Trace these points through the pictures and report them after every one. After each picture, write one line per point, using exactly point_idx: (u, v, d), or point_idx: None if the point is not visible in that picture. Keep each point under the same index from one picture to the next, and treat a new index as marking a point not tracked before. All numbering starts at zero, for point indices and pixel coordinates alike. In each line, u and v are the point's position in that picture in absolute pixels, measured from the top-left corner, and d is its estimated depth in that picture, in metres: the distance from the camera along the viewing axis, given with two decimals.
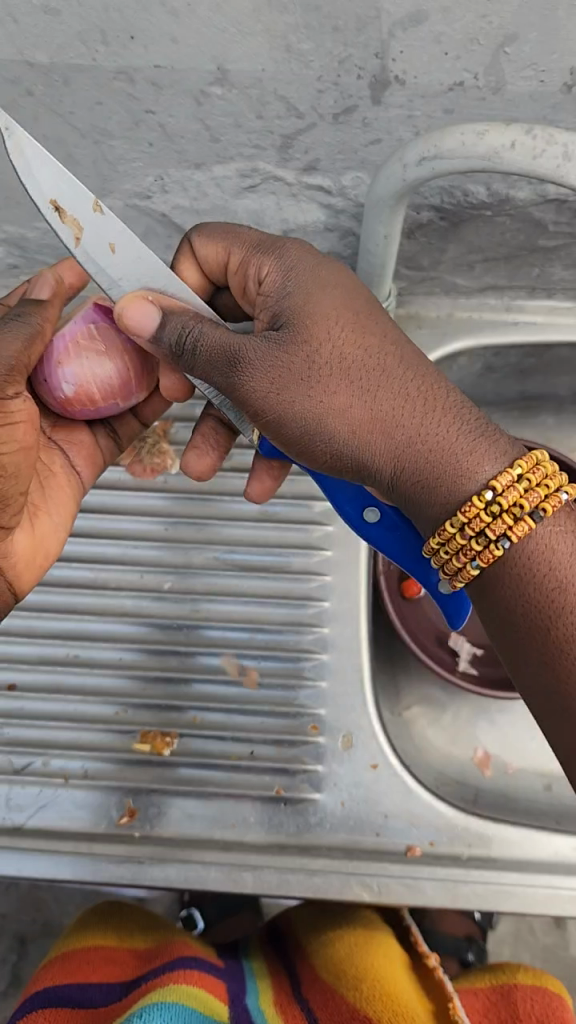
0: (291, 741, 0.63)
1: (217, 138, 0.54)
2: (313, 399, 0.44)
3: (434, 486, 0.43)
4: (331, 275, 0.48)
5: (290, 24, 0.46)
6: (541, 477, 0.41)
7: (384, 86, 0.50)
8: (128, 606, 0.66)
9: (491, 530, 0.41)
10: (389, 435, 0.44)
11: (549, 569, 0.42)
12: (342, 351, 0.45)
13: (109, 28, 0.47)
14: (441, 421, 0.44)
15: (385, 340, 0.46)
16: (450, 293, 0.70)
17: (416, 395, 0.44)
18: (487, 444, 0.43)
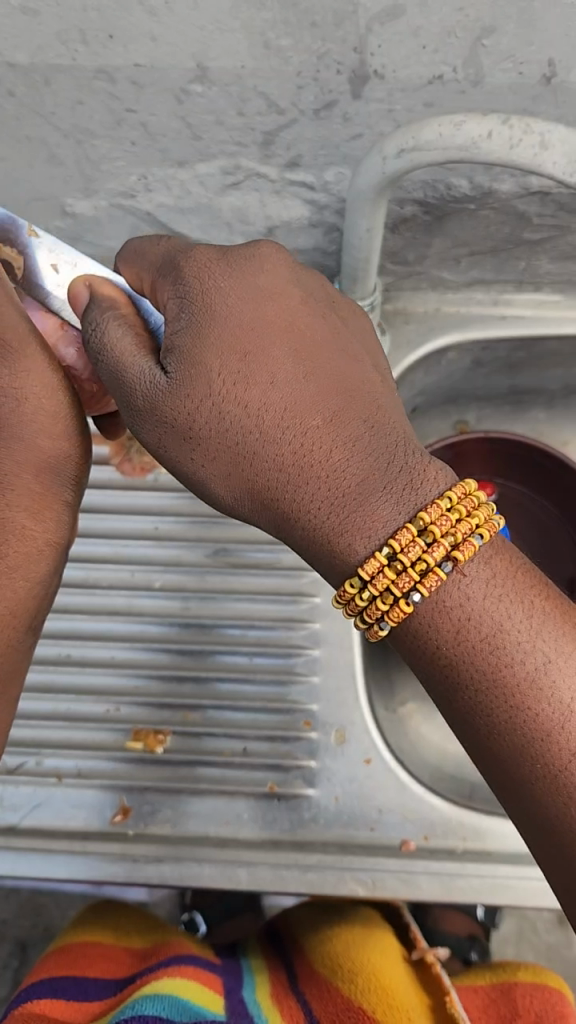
0: (283, 737, 0.63)
1: (199, 136, 0.55)
2: (194, 465, 0.46)
3: (316, 554, 0.44)
4: (223, 304, 0.46)
5: (268, 20, 0.46)
6: (414, 555, 0.40)
7: (363, 80, 0.50)
8: (122, 604, 0.66)
9: (367, 613, 0.42)
10: (268, 497, 0.44)
11: (436, 644, 0.41)
12: (219, 409, 0.44)
13: (88, 28, 0.47)
14: (316, 494, 0.43)
15: (268, 391, 0.45)
16: (437, 288, 0.70)
17: (291, 462, 0.44)
18: (373, 513, 0.42)
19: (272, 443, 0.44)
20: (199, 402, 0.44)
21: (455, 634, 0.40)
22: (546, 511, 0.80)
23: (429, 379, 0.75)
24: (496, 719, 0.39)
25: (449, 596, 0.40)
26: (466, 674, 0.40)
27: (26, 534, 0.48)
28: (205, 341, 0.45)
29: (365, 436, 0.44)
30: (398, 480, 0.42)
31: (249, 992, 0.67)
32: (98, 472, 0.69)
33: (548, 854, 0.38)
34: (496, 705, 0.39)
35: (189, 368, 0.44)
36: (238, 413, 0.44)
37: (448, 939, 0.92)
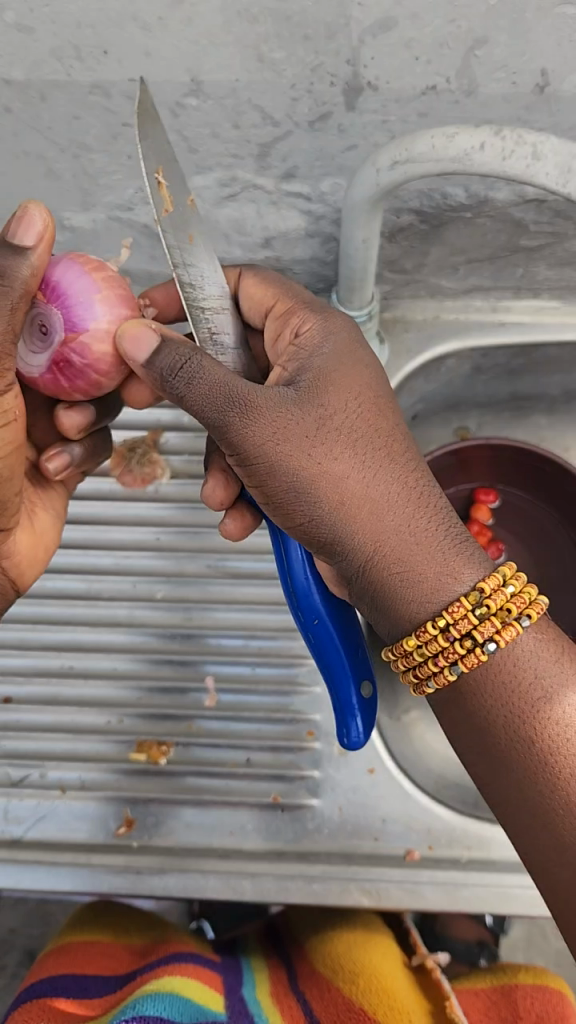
0: (287, 746, 0.63)
1: (194, 149, 0.55)
2: (307, 468, 0.45)
3: (411, 582, 0.44)
4: (350, 367, 0.49)
5: (261, 33, 0.47)
6: (524, 583, 0.43)
7: (357, 92, 0.50)
8: (125, 615, 0.66)
9: (479, 632, 0.42)
10: (373, 520, 0.45)
11: (523, 685, 0.43)
12: (348, 428, 0.46)
13: (83, 44, 0.48)
14: (425, 521, 0.45)
15: (391, 428, 0.48)
16: (436, 296, 0.70)
17: (407, 489, 0.46)
18: (471, 557, 0.45)
19: (376, 489, 0.46)
20: (314, 434, 0.46)
21: (542, 677, 0.43)
22: (547, 517, 0.80)
23: (429, 386, 0.75)
24: (545, 785, 0.42)
25: (537, 642, 0.44)
26: (548, 719, 0.42)
27: None
28: (328, 388, 0.47)
29: (448, 507, 0.47)
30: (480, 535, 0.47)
31: (249, 990, 0.66)
32: (98, 482, 0.69)
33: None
34: (539, 768, 0.42)
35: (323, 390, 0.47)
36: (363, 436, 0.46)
37: (456, 947, 0.92)
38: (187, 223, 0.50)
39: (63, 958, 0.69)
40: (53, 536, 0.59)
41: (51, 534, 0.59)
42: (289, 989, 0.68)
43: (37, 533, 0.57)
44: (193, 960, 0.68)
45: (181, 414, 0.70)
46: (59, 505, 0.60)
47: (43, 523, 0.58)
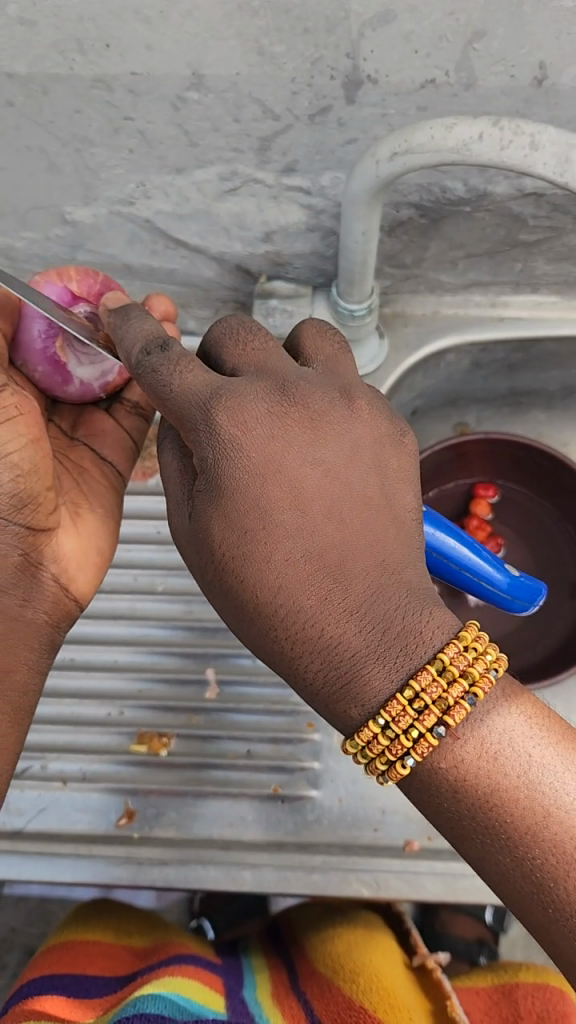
0: (287, 737, 0.63)
1: (195, 142, 0.55)
2: (217, 552, 0.42)
3: (327, 692, 0.39)
4: (237, 451, 0.42)
5: (262, 26, 0.47)
6: (465, 659, 0.36)
7: (357, 85, 0.50)
8: (126, 608, 0.66)
9: (423, 723, 0.36)
10: (283, 626, 0.40)
11: (471, 789, 0.36)
12: (253, 503, 0.41)
13: (84, 38, 0.48)
14: (333, 625, 0.39)
15: (306, 500, 0.41)
16: (435, 291, 0.71)
17: (316, 589, 0.40)
18: (367, 685, 0.38)
19: (272, 604, 0.41)
20: (206, 560, 0.43)
21: (501, 770, 0.36)
22: (546, 512, 0.80)
23: (429, 381, 0.75)
24: (526, 870, 0.35)
25: (489, 733, 0.37)
26: (508, 820, 0.36)
27: None
28: (241, 449, 0.42)
29: (363, 600, 0.39)
30: (393, 646, 0.38)
31: (251, 992, 0.67)
32: None
33: None
34: (513, 874, 0.36)
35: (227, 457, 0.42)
36: (271, 513, 0.41)
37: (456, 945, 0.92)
38: None
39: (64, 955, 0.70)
40: (107, 542, 0.57)
41: (102, 538, 0.56)
42: (290, 988, 0.67)
43: (83, 538, 0.55)
44: (195, 962, 0.68)
45: None
46: (112, 507, 0.58)
47: (91, 526, 0.56)
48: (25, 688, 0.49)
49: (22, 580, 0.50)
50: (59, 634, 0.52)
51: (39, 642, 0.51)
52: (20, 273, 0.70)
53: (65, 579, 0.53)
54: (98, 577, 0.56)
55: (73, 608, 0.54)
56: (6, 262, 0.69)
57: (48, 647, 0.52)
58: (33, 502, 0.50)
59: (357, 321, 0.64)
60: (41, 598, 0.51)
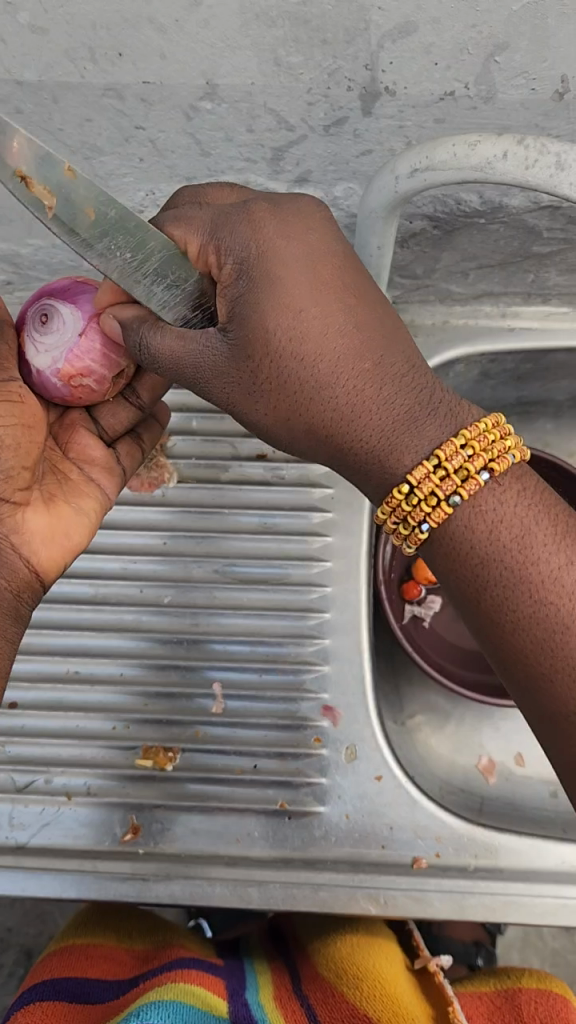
0: (294, 753, 0.62)
1: (207, 152, 0.54)
2: (259, 411, 0.46)
3: (373, 471, 0.45)
4: (279, 253, 0.44)
5: (278, 37, 0.46)
6: (461, 461, 0.42)
7: (374, 97, 0.49)
8: (137, 621, 0.65)
9: (412, 517, 0.44)
10: (328, 433, 0.45)
11: (468, 556, 0.43)
12: (277, 358, 0.44)
13: (97, 46, 0.47)
14: (376, 419, 0.44)
15: (327, 339, 0.44)
16: (445, 301, 0.70)
17: (359, 394, 0.44)
18: (420, 434, 0.43)
19: (318, 408, 0.44)
20: (259, 360, 0.44)
21: (490, 538, 0.42)
22: None
23: None
24: (521, 626, 0.42)
25: (481, 509, 0.43)
26: (495, 584, 0.42)
27: None
28: (252, 328, 0.44)
29: (401, 378, 0.44)
30: (437, 409, 0.44)
31: (253, 993, 0.66)
32: None
33: (555, 739, 0.42)
34: (507, 630, 0.42)
35: (246, 329, 0.44)
36: (291, 356, 0.44)
37: (454, 947, 0.91)
38: (71, 195, 0.42)
39: (69, 958, 0.69)
40: (81, 537, 0.54)
41: (76, 529, 0.54)
42: (292, 991, 0.67)
43: (57, 523, 0.52)
44: (196, 963, 0.67)
45: (188, 417, 0.69)
46: (87, 506, 0.55)
47: (65, 514, 0.53)
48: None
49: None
50: (19, 606, 0.48)
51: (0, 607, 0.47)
52: (26, 279, 0.69)
53: (28, 554, 0.50)
54: (62, 567, 0.53)
55: (37, 586, 0.51)
56: (12, 268, 0.67)
57: (13, 620, 0.48)
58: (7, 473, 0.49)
59: None
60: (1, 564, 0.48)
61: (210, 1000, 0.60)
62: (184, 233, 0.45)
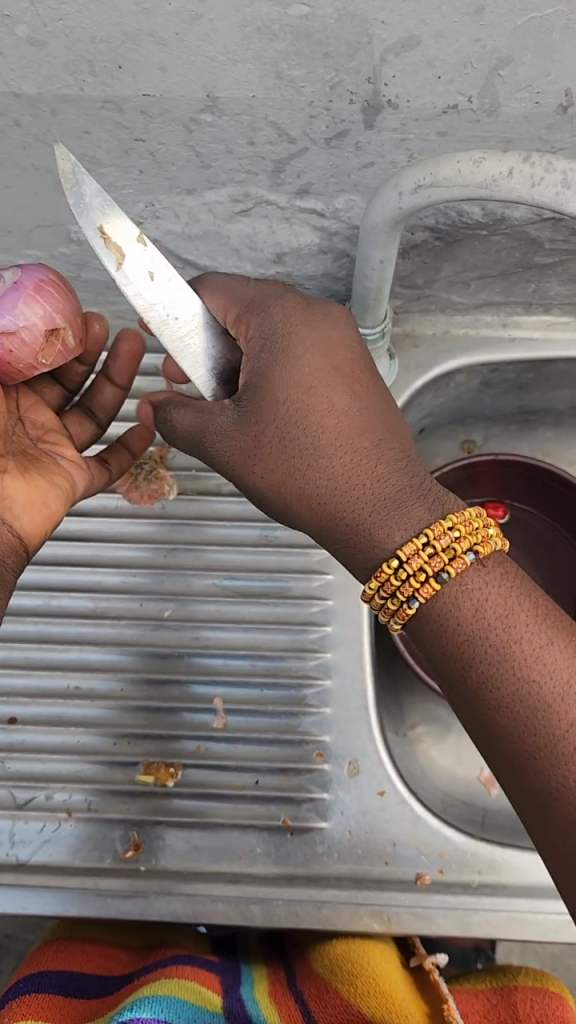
0: (296, 768, 0.62)
1: (207, 165, 0.54)
2: (257, 479, 0.50)
3: (356, 543, 0.47)
4: (298, 343, 0.49)
5: (281, 50, 0.46)
6: (448, 541, 0.44)
7: (377, 110, 0.49)
8: (138, 635, 0.65)
9: (401, 591, 0.45)
10: (316, 506, 0.48)
11: (456, 624, 0.44)
12: (284, 429, 0.48)
13: (97, 60, 0.47)
14: (367, 491, 0.47)
15: (332, 417, 0.48)
16: (446, 311, 0.69)
17: (354, 468, 0.47)
18: (408, 513, 0.46)
19: (314, 480, 0.48)
20: (265, 428, 0.48)
21: (474, 613, 0.44)
22: (554, 533, 0.79)
23: (437, 401, 0.74)
24: (504, 693, 0.42)
25: (470, 583, 0.44)
26: (480, 651, 0.43)
27: None
28: (267, 398, 0.48)
29: (397, 458, 0.48)
30: (429, 495, 0.47)
31: (246, 988, 0.61)
32: (106, 499, 0.67)
33: (535, 814, 0.41)
34: (489, 699, 0.43)
35: (259, 397, 0.48)
36: (297, 429, 0.48)
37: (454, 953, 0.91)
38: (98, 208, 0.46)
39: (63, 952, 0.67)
40: (60, 506, 0.53)
41: (53, 497, 0.52)
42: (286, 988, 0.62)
43: (35, 490, 0.51)
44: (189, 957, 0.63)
45: None
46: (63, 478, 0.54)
47: (40, 482, 0.52)
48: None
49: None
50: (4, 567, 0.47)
51: None
52: None
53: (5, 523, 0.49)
54: (47, 532, 0.52)
55: (21, 552, 0.49)
56: None
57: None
58: None
59: (369, 345, 0.63)
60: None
61: (202, 996, 0.56)
62: (222, 306, 0.51)
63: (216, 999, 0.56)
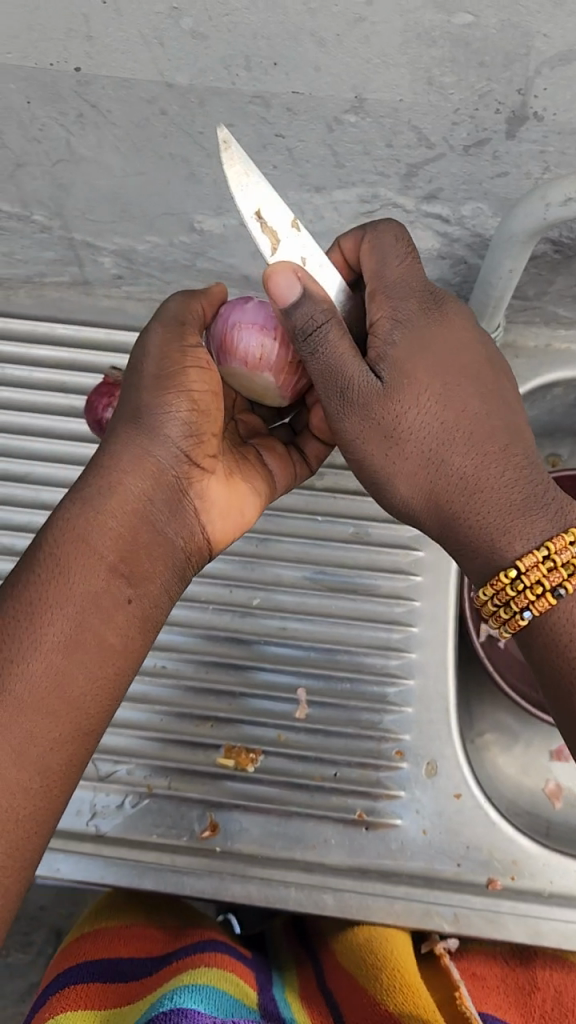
0: (374, 764, 0.63)
1: (342, 164, 0.55)
2: (385, 463, 0.48)
3: (477, 544, 0.47)
4: (438, 336, 0.48)
5: (436, 56, 0.46)
6: (567, 556, 0.43)
7: (521, 121, 0.49)
8: (226, 622, 0.66)
9: (514, 600, 0.45)
10: (442, 502, 0.48)
11: (568, 640, 0.44)
12: (420, 421, 0.47)
13: (254, 55, 0.48)
14: (494, 492, 0.46)
15: (467, 413, 0.47)
16: (550, 324, 0.69)
17: (483, 469, 0.47)
18: (531, 523, 0.45)
19: (442, 475, 0.47)
20: (399, 415, 0.47)
21: None
22: None
23: (530, 412, 0.74)
24: None
25: None
26: None
27: (127, 495, 0.46)
28: (407, 384, 0.47)
29: (525, 464, 0.47)
30: (553, 503, 0.46)
31: (278, 990, 0.58)
32: None
33: None
34: None
35: (398, 384, 0.47)
36: (432, 421, 0.47)
37: None
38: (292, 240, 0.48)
39: (101, 937, 0.62)
40: (250, 512, 0.54)
41: (245, 504, 0.53)
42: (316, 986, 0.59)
43: (232, 493, 0.52)
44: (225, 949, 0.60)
45: None
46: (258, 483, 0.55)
47: (241, 489, 0.53)
48: (155, 604, 0.46)
49: (172, 505, 0.47)
50: (188, 571, 0.49)
51: (170, 572, 0.48)
52: (136, 276, 0.70)
53: (208, 522, 0.50)
54: (232, 538, 0.53)
55: (205, 552, 0.51)
56: (125, 264, 0.68)
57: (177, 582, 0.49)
58: (197, 439, 0.48)
59: None
60: (184, 526, 0.48)
61: (238, 990, 0.52)
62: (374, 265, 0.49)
63: (253, 999, 0.53)
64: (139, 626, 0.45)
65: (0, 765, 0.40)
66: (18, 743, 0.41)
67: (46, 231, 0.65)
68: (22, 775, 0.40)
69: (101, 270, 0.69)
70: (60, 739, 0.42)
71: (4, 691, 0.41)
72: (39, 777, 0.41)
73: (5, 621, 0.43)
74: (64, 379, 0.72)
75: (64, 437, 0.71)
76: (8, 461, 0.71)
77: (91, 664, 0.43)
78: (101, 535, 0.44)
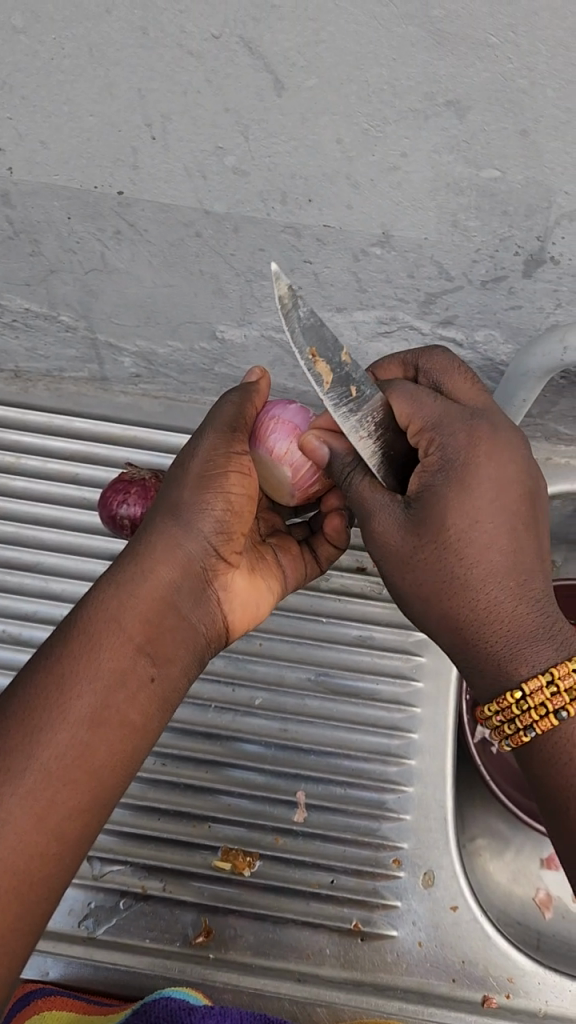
0: (372, 872, 0.62)
1: (364, 290, 0.57)
2: (402, 586, 0.48)
3: (482, 667, 0.46)
4: (474, 472, 0.45)
5: (462, 203, 0.50)
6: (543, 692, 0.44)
7: (538, 263, 0.52)
8: (227, 722, 0.66)
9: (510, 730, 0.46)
10: (453, 627, 0.47)
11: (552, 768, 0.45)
12: (440, 556, 0.45)
13: (290, 192, 0.51)
14: (497, 628, 0.45)
15: (488, 551, 0.45)
16: (551, 439, 0.72)
17: (494, 604, 0.45)
18: (534, 652, 0.45)
19: (456, 607, 0.46)
20: (424, 548, 0.46)
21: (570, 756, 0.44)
22: None
23: None
24: None
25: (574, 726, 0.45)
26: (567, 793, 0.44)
27: (160, 579, 0.45)
28: (439, 520, 0.45)
29: (538, 603, 0.45)
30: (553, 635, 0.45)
31: None
32: None
33: None
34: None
35: (429, 520, 0.45)
36: (454, 559, 0.45)
37: None
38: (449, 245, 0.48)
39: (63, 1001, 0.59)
40: (266, 605, 0.54)
41: (262, 594, 0.53)
42: None
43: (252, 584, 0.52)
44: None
45: None
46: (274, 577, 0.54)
47: (260, 584, 0.53)
48: (176, 685, 0.45)
49: (198, 594, 0.47)
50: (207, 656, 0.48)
51: (193, 655, 0.46)
52: (154, 376, 0.72)
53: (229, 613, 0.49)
54: (246, 631, 0.52)
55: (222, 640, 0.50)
56: (144, 365, 0.70)
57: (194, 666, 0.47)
58: (227, 535, 0.48)
59: None
60: (209, 616, 0.47)
61: None
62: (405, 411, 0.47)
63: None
64: (158, 708, 0.44)
65: (22, 825, 0.38)
66: (41, 807, 0.39)
67: (71, 331, 0.67)
68: (42, 838, 0.39)
69: (121, 368, 0.71)
70: (79, 807, 0.40)
71: (32, 757, 0.39)
72: (56, 845, 0.39)
73: (34, 691, 0.41)
74: (76, 471, 0.73)
75: (73, 528, 0.72)
76: (17, 551, 0.72)
77: (115, 733, 0.42)
78: (130, 612, 0.44)
